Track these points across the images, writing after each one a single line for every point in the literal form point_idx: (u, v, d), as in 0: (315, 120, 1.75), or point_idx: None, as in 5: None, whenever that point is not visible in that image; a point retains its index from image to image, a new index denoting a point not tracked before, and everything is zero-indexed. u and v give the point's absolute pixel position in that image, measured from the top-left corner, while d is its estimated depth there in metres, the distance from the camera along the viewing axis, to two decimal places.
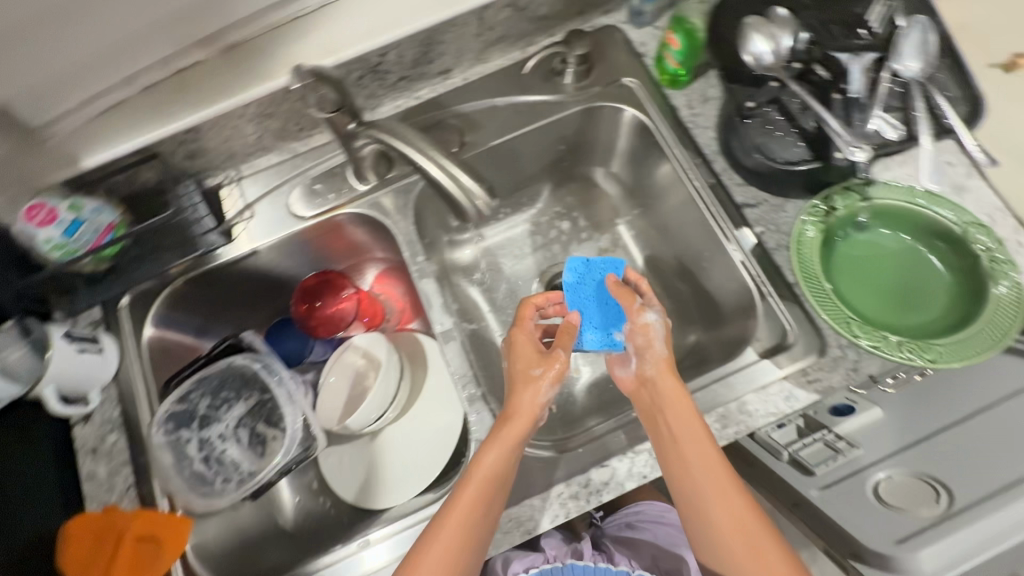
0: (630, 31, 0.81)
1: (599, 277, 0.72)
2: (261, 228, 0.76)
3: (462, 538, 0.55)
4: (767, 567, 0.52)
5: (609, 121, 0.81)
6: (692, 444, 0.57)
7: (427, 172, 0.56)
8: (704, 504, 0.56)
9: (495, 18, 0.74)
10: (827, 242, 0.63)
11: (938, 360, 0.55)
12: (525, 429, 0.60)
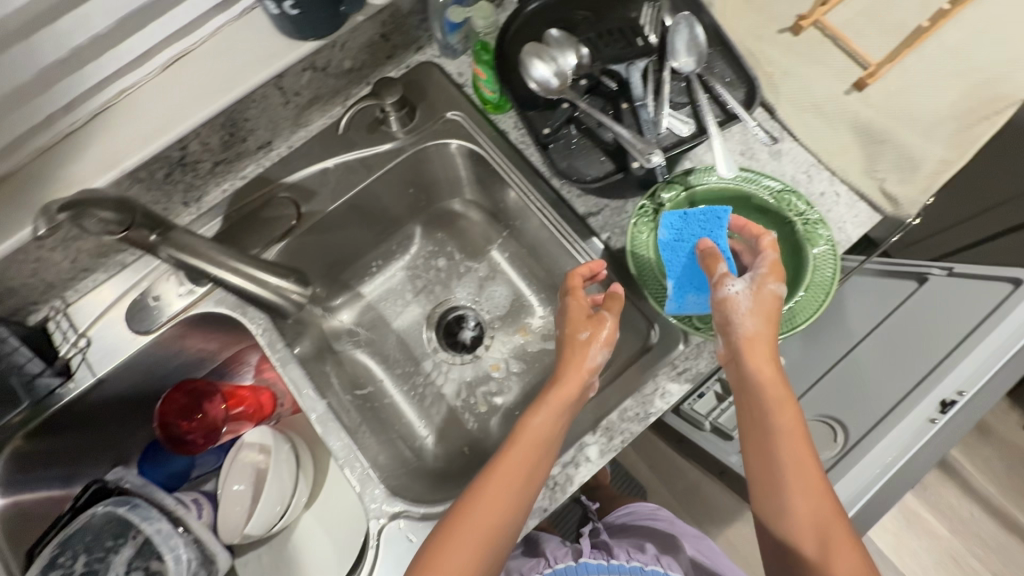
0: (445, 65, 0.80)
1: (697, 235, 0.63)
2: (102, 355, 0.70)
3: (496, 511, 0.57)
4: (805, 526, 0.54)
5: (448, 158, 0.80)
6: (770, 394, 0.57)
7: (227, 282, 0.63)
8: (774, 457, 0.56)
9: (297, 85, 0.70)
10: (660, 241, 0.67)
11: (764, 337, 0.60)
12: (574, 393, 0.62)
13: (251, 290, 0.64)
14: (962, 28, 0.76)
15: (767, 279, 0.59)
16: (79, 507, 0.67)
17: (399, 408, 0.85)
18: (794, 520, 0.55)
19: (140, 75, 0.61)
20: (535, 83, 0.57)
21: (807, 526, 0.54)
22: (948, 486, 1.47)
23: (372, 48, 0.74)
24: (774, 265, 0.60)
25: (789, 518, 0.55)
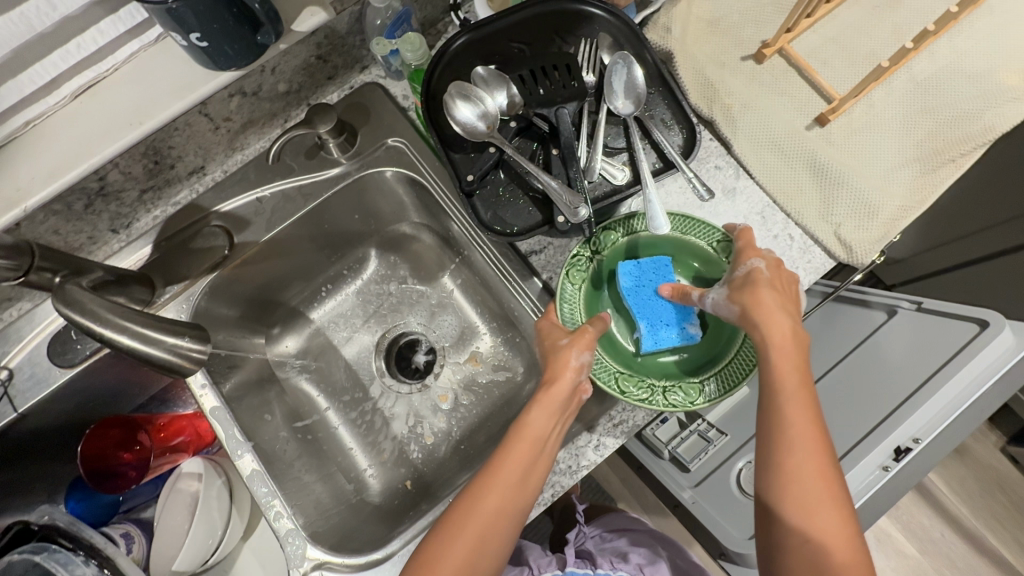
0: (390, 87, 0.76)
1: (657, 280, 0.63)
2: (22, 388, 0.67)
3: (500, 512, 0.54)
4: (798, 490, 0.48)
5: (393, 185, 0.77)
6: (776, 350, 0.52)
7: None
8: (781, 416, 0.50)
9: (226, 110, 0.67)
10: (594, 296, 0.65)
11: (696, 401, 0.59)
12: (565, 393, 0.57)
13: None
14: (934, 61, 0.71)
15: (752, 259, 0.57)
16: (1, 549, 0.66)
17: (342, 440, 0.83)
18: (786, 483, 0.49)
19: (48, 105, 0.59)
20: (459, 121, 0.54)
21: (799, 492, 0.48)
22: (923, 508, 1.40)
23: (309, 70, 0.70)
24: (757, 250, 0.59)
25: (782, 481, 0.49)
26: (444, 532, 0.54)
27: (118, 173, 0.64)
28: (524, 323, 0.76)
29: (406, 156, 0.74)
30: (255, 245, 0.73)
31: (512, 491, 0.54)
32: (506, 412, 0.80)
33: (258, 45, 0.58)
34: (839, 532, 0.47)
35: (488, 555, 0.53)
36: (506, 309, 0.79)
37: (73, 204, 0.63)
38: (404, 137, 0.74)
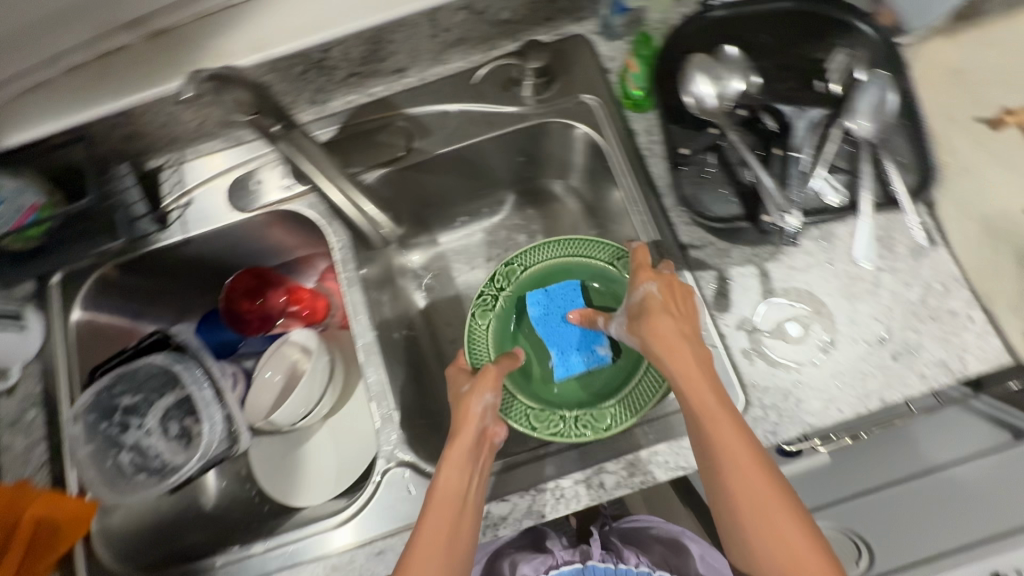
0: (598, 45, 0.76)
1: (564, 306, 0.74)
2: (197, 215, 0.74)
3: (439, 563, 0.51)
4: (767, 539, 0.47)
5: (568, 140, 0.77)
6: (700, 409, 0.51)
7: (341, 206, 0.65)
8: (731, 471, 0.49)
9: (451, 22, 0.69)
10: (508, 336, 0.75)
11: (608, 427, 0.64)
12: (471, 438, 0.59)
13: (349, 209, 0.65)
14: None
15: (641, 286, 0.59)
16: (142, 347, 0.71)
17: (435, 361, 0.83)
18: (759, 534, 0.47)
19: None
20: (693, 98, 0.66)
21: (772, 536, 0.47)
22: None
23: (533, 6, 0.72)
24: (653, 269, 0.61)
25: (753, 536, 0.48)
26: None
27: (342, 50, 0.68)
28: None
29: (593, 115, 0.74)
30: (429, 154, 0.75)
31: (444, 526, 0.53)
32: None
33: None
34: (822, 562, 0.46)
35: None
36: None
37: (296, 66, 0.68)
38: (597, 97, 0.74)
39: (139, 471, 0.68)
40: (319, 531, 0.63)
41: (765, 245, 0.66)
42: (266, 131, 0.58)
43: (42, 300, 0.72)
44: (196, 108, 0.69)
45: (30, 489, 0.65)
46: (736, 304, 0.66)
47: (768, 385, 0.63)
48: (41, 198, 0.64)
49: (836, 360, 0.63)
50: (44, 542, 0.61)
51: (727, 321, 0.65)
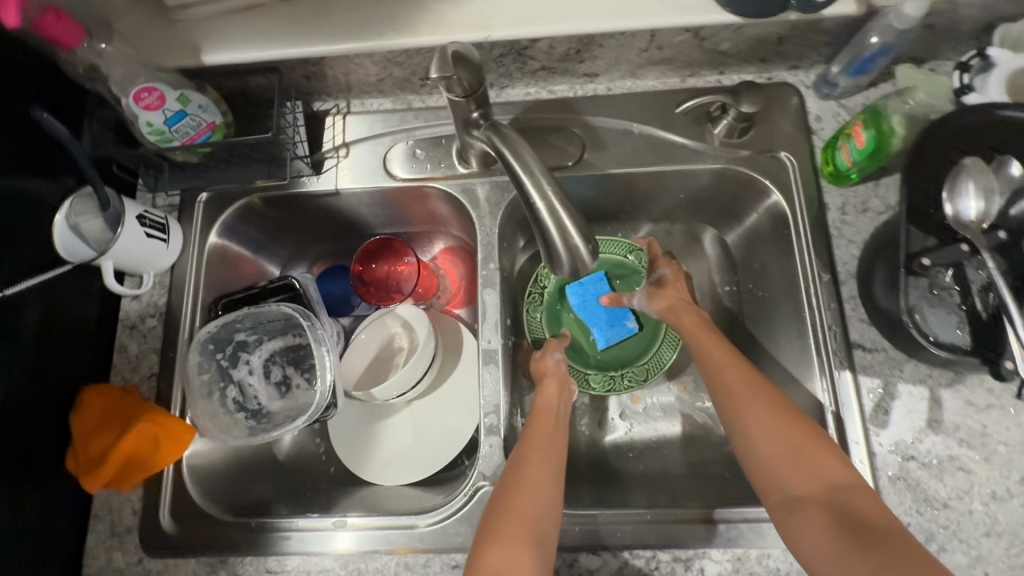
0: (808, 100, 0.69)
1: (597, 292, 0.80)
2: (352, 171, 0.73)
3: (547, 461, 0.58)
4: (802, 472, 0.53)
5: (745, 192, 0.71)
6: (716, 359, 0.63)
7: (546, 233, 0.47)
8: (750, 418, 0.57)
9: (667, 41, 0.64)
10: (555, 318, 0.80)
11: (649, 376, 0.77)
12: (552, 391, 0.67)
13: (553, 230, 0.46)
14: None
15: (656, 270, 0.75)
16: (269, 289, 0.71)
17: None
18: (791, 472, 0.53)
19: None
20: (951, 208, 0.48)
21: (803, 472, 0.53)
22: None
23: (758, 44, 0.65)
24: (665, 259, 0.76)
25: (782, 478, 0.53)
26: (504, 487, 0.56)
27: (548, 43, 0.64)
28: None
29: (783, 174, 0.68)
30: (597, 168, 0.70)
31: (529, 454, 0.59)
32: (696, 460, 0.74)
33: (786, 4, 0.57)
34: (844, 475, 0.52)
35: (545, 490, 0.56)
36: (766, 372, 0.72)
37: (497, 48, 0.64)
38: (794, 157, 0.68)
39: (235, 407, 0.69)
40: (403, 525, 0.62)
41: (945, 370, 0.60)
42: (467, 115, 0.57)
43: (186, 215, 0.72)
44: (382, 64, 0.67)
45: (138, 399, 0.66)
46: (895, 423, 0.60)
47: (911, 522, 0.57)
48: (219, 117, 0.64)
49: (993, 517, 0.56)
50: (140, 454, 0.62)
51: (880, 439, 0.59)
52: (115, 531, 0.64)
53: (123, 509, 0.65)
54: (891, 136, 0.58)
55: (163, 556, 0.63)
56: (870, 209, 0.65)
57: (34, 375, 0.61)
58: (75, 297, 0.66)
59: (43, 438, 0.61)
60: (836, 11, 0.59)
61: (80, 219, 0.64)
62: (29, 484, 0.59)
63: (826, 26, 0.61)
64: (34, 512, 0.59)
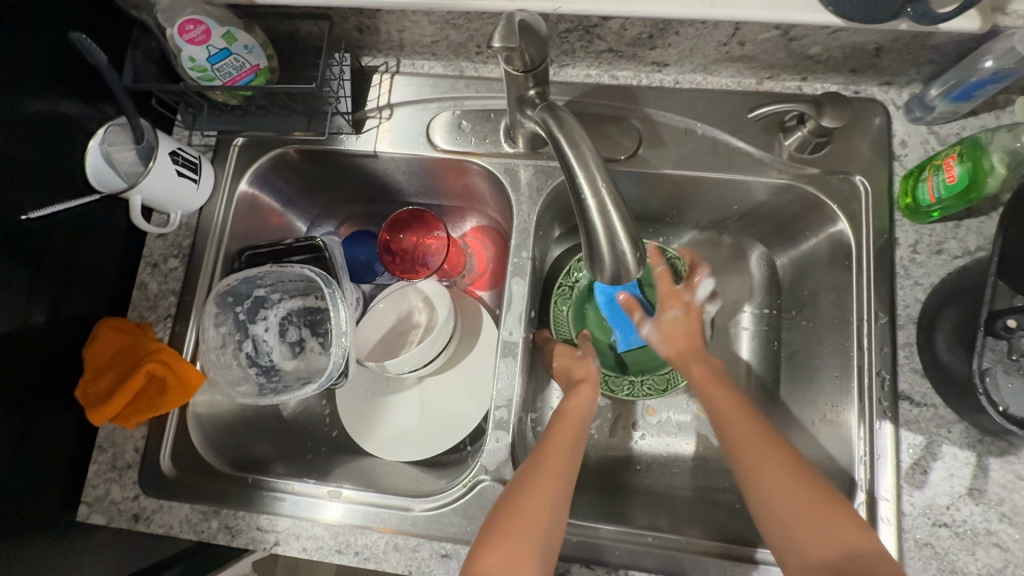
0: (895, 122, 0.63)
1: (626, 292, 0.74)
2: (393, 135, 0.69)
3: (562, 467, 0.56)
4: (808, 522, 0.50)
5: (807, 212, 0.66)
6: (720, 404, 0.60)
7: (593, 234, 0.43)
8: (757, 461, 0.54)
9: (752, 37, 0.58)
10: (579, 315, 0.76)
11: (670, 388, 0.73)
12: (587, 394, 0.64)
13: (600, 229, 0.42)
14: None
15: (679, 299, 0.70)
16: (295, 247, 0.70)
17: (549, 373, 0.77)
18: (806, 530, 0.50)
19: None
20: None
21: (812, 518, 0.50)
22: None
23: (852, 52, 0.59)
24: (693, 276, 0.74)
25: (793, 532, 0.50)
26: (517, 485, 0.54)
27: (620, 23, 0.59)
28: (811, 439, 0.64)
29: (853, 200, 0.62)
30: (651, 166, 0.65)
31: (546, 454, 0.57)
32: (706, 485, 0.70)
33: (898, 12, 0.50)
34: (853, 532, 0.49)
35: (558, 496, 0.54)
36: (796, 407, 0.67)
37: (563, 21, 0.59)
38: (868, 183, 0.62)
39: (246, 360, 0.69)
40: (398, 506, 0.60)
41: (999, 438, 0.55)
42: (523, 92, 0.53)
43: (220, 158, 0.70)
44: (438, 23, 0.62)
45: (152, 338, 0.65)
46: (932, 485, 0.55)
47: None
48: (264, 61, 0.61)
49: None
50: (148, 396, 0.62)
51: (913, 499, 0.55)
52: (115, 464, 0.65)
53: (126, 445, 0.65)
54: (988, 175, 0.52)
55: (158, 497, 0.63)
56: (945, 251, 0.59)
57: (53, 300, 0.60)
58: (100, 228, 0.65)
59: (55, 363, 0.61)
60: (949, 25, 0.52)
61: (118, 151, 0.63)
62: (36, 407, 0.59)
63: (933, 41, 0.55)
64: (39, 434, 0.59)
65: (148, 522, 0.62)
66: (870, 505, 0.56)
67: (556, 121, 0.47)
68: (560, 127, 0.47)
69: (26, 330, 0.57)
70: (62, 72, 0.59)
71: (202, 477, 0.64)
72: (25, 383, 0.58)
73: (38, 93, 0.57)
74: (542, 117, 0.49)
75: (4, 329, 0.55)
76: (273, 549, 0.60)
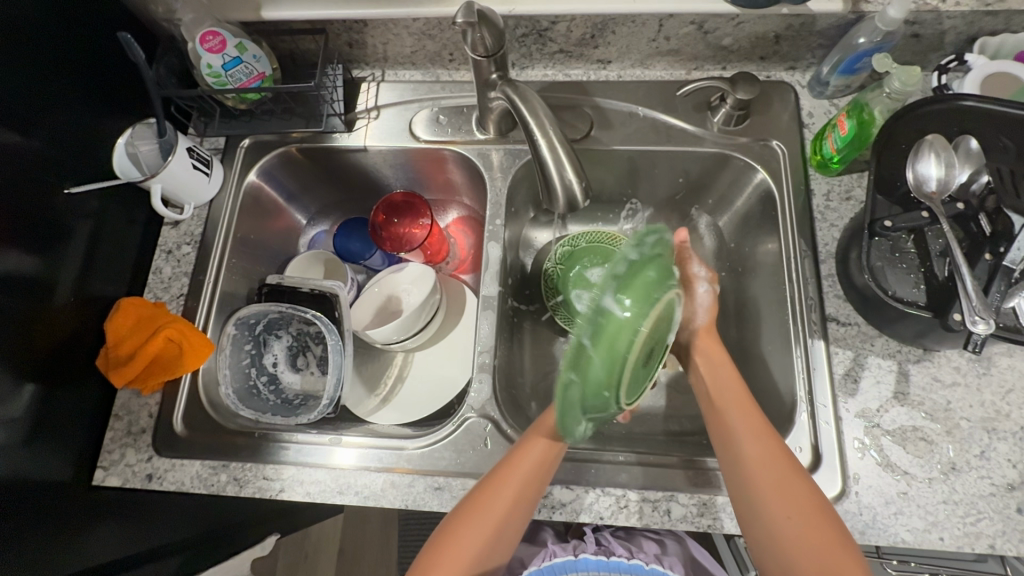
0: (802, 98, 0.75)
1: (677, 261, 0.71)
2: (377, 132, 0.80)
3: (522, 479, 0.58)
4: (807, 558, 0.52)
5: (739, 178, 0.77)
6: (757, 466, 0.56)
7: (546, 169, 0.54)
8: (766, 502, 0.54)
9: (674, 32, 0.71)
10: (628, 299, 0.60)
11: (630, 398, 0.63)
12: None
13: (551, 158, 0.53)
14: None
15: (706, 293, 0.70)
16: (308, 294, 0.77)
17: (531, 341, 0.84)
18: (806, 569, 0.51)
19: None
20: (913, 176, 0.55)
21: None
22: None
23: (757, 41, 0.72)
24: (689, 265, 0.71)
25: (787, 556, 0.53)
26: (474, 494, 0.59)
27: (567, 26, 0.71)
28: (764, 372, 0.72)
29: (773, 160, 0.74)
30: (602, 143, 0.76)
31: (535, 463, 0.59)
32: (677, 427, 0.77)
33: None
34: None
35: (513, 511, 0.58)
36: (748, 348, 0.75)
37: (520, 26, 0.72)
38: (784, 146, 0.73)
39: (253, 362, 0.76)
40: (392, 446, 0.66)
41: (914, 345, 0.64)
42: (487, 76, 0.64)
43: (227, 157, 0.80)
44: (417, 34, 0.75)
45: (167, 313, 0.73)
46: (863, 392, 0.63)
47: (872, 483, 0.60)
48: (269, 69, 0.72)
49: (945, 483, 0.59)
50: (164, 361, 0.69)
51: (848, 405, 0.63)
52: (129, 430, 0.70)
53: (139, 412, 0.70)
54: (872, 125, 0.63)
55: (168, 458, 0.68)
56: (853, 197, 0.70)
57: (77, 277, 0.68)
58: (118, 217, 0.73)
59: (76, 334, 0.68)
60: (820, 10, 0.65)
61: (136, 142, 0.74)
62: (57, 371, 0.65)
63: (817, 26, 0.68)
64: (59, 396, 0.65)
65: (160, 480, 0.67)
66: (812, 413, 0.63)
67: (513, 91, 0.59)
68: (511, 95, 0.59)
69: (51, 300, 0.65)
70: (93, 82, 0.69)
71: (212, 436, 0.70)
72: (49, 348, 0.64)
73: (74, 99, 0.67)
74: (502, 90, 0.61)
75: (36, 296, 0.63)
76: (279, 495, 0.65)
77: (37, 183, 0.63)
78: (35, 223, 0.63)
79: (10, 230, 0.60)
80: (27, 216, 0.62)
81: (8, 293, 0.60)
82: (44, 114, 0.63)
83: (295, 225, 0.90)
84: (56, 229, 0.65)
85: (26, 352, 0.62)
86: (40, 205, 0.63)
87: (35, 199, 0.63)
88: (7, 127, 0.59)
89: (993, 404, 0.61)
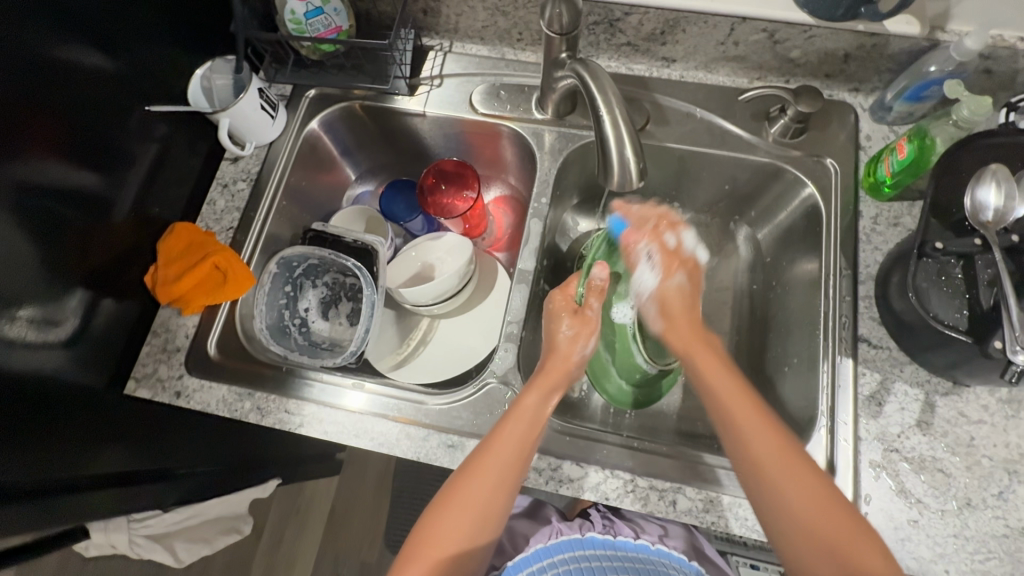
0: (863, 120, 0.75)
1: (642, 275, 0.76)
2: (438, 100, 0.82)
3: (529, 419, 0.59)
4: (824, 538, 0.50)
5: (787, 191, 0.77)
6: (759, 436, 0.55)
7: (606, 146, 0.55)
8: (782, 477, 0.53)
9: (744, 38, 0.72)
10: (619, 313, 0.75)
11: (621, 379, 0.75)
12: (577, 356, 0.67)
13: (612, 135, 0.54)
14: None
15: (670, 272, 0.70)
16: (349, 245, 0.80)
17: None
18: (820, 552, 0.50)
19: None
20: (970, 203, 0.55)
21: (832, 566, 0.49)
22: None
23: (825, 57, 0.72)
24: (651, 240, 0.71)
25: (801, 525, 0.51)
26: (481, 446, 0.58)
27: (638, 18, 0.73)
28: (787, 385, 0.72)
29: (825, 176, 0.74)
30: (656, 139, 0.77)
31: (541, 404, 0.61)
32: (689, 428, 0.77)
33: (854, 14, 0.63)
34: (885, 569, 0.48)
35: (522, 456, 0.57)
36: (773, 359, 0.75)
37: (593, 13, 0.74)
38: (839, 165, 0.74)
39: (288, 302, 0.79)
40: (413, 400, 0.68)
41: (944, 377, 0.63)
42: (557, 55, 0.65)
43: (292, 104, 0.83)
44: (491, 9, 0.77)
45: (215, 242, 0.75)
46: (886, 415, 0.63)
47: (883, 506, 0.59)
48: (346, 23, 0.75)
49: (958, 517, 0.59)
50: (207, 286, 0.72)
51: (869, 426, 0.63)
52: (164, 347, 0.73)
53: (175, 332, 0.73)
54: (931, 151, 0.62)
55: (198, 378, 0.70)
56: (902, 224, 0.70)
57: (137, 195, 0.71)
58: (182, 144, 0.77)
59: (129, 248, 0.71)
60: (895, 32, 0.66)
61: (212, 77, 0.77)
62: (106, 280, 0.68)
63: (888, 49, 0.68)
64: (106, 304, 0.68)
65: (187, 399, 0.70)
66: (831, 428, 0.63)
67: (583, 67, 0.60)
68: (580, 69, 0.60)
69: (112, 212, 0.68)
70: (179, 14, 0.73)
71: (241, 364, 0.72)
72: (103, 256, 0.67)
73: (159, 26, 0.70)
74: (571, 65, 0.62)
75: (99, 206, 0.66)
76: (298, 429, 0.67)
77: (116, 101, 0.66)
78: (107, 138, 0.66)
79: (86, 141, 0.63)
80: (102, 130, 0.65)
81: (76, 198, 0.63)
82: (131, 37, 0.67)
83: (344, 180, 0.93)
84: (126, 147, 0.69)
85: (82, 257, 0.65)
86: (114, 122, 0.67)
87: (111, 115, 0.66)
88: (96, 44, 0.62)
89: (1017, 447, 0.61)
